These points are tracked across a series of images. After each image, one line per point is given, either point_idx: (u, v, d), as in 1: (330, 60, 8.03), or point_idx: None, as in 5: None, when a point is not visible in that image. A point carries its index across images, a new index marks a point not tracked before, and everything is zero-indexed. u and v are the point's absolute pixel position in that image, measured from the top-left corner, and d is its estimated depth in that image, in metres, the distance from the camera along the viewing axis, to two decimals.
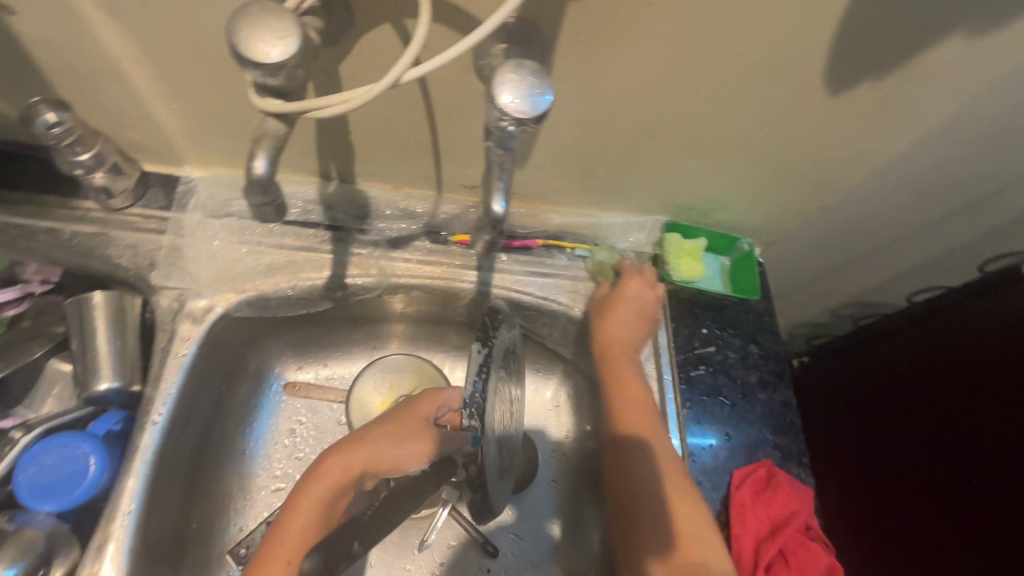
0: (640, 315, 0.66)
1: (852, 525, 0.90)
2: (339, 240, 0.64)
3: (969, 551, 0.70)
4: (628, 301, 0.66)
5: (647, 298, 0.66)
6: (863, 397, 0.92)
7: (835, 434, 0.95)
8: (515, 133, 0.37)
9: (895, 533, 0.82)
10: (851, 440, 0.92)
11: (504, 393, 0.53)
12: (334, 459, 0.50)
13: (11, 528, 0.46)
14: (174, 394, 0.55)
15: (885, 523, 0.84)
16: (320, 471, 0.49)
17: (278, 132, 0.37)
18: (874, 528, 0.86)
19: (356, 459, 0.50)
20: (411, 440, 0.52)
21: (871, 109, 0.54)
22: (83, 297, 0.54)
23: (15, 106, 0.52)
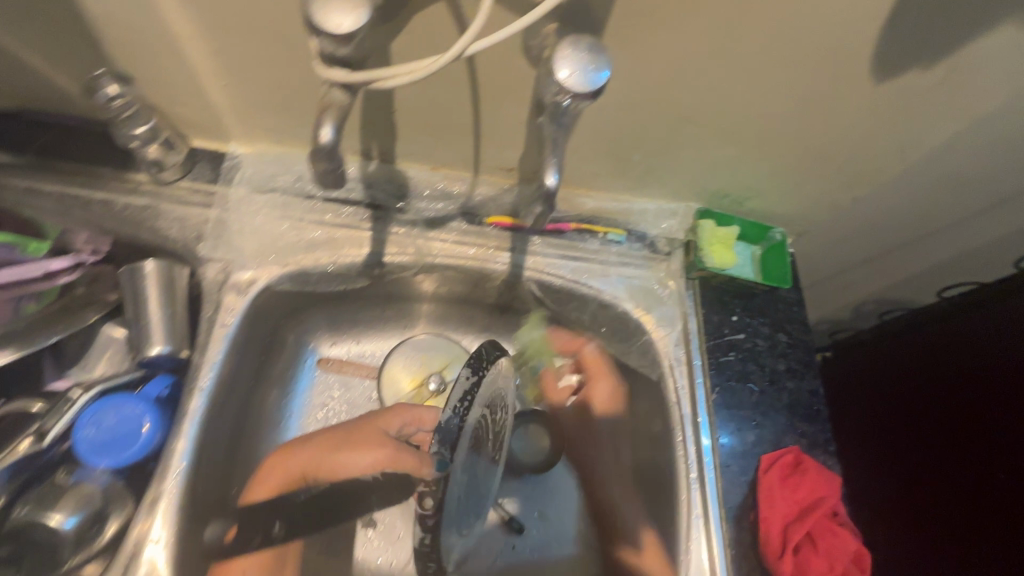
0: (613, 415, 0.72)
1: (876, 520, 0.91)
2: (378, 219, 0.66)
3: (983, 552, 0.73)
4: (595, 406, 0.72)
5: (608, 387, 0.73)
6: (871, 402, 0.95)
7: (853, 436, 0.97)
8: (570, 107, 0.38)
9: (909, 537, 0.85)
10: (875, 436, 0.93)
11: (486, 425, 0.54)
12: (282, 460, 0.60)
13: (71, 482, 0.49)
14: (220, 362, 0.57)
15: (899, 526, 0.87)
16: (274, 465, 0.60)
17: (343, 102, 0.38)
18: (889, 531, 0.88)
19: (306, 462, 0.60)
20: (351, 451, 0.60)
21: (915, 98, 0.54)
22: (135, 267, 0.57)
23: (76, 79, 0.54)
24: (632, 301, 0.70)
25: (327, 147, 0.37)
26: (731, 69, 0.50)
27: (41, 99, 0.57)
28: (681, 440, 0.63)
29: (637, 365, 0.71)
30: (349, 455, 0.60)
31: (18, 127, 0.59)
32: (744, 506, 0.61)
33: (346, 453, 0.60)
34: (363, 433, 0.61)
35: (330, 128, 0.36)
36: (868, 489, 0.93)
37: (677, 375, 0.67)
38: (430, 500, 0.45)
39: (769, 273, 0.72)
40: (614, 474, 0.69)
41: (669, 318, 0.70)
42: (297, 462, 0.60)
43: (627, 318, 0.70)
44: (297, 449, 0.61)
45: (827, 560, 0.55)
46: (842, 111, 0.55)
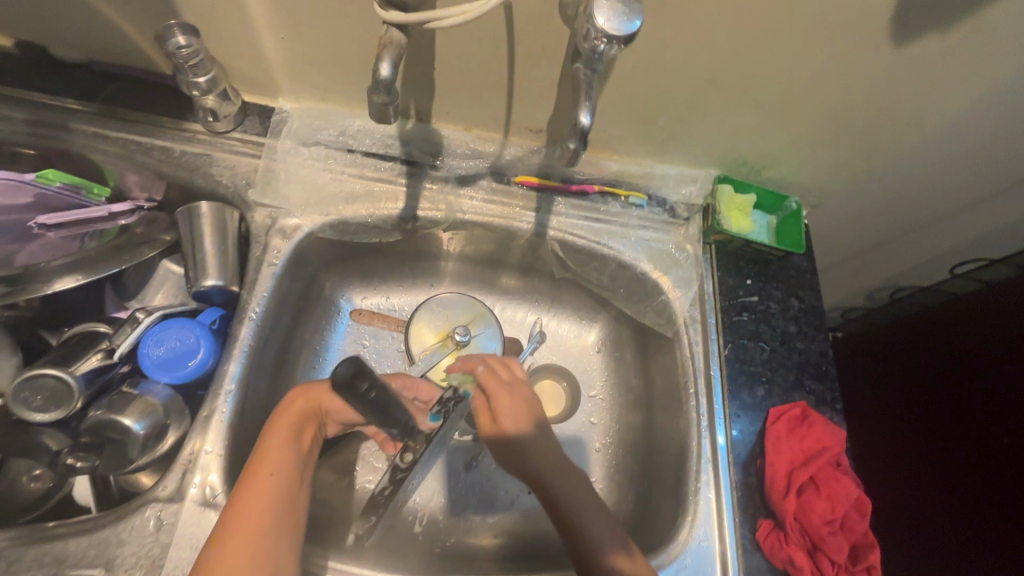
0: (531, 422, 0.57)
1: (891, 508, 0.91)
2: (413, 174, 0.70)
3: (997, 524, 0.74)
4: (507, 420, 0.56)
5: (522, 389, 0.59)
6: (883, 388, 0.97)
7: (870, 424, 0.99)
8: (605, 53, 0.42)
9: (922, 523, 0.85)
10: (887, 426, 0.95)
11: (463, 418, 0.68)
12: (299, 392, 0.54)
13: (136, 393, 0.54)
14: (268, 296, 0.62)
15: (911, 512, 0.87)
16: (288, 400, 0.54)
17: (400, 42, 0.42)
18: (900, 517, 0.89)
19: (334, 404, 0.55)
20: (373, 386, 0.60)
21: (932, 66, 0.56)
22: (191, 208, 0.62)
23: (144, 32, 0.59)
24: (650, 262, 0.73)
25: (385, 82, 0.41)
26: (755, 31, 0.53)
27: (112, 51, 0.62)
28: (693, 392, 0.67)
29: (652, 323, 0.74)
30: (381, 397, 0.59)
31: (88, 78, 0.65)
32: (752, 453, 0.64)
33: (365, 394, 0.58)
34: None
35: (388, 63, 0.41)
36: (882, 476, 0.94)
37: (692, 332, 0.70)
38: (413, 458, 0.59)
39: (783, 241, 0.74)
40: (574, 484, 0.56)
41: (685, 280, 0.73)
42: (323, 400, 0.54)
43: (644, 278, 0.73)
44: (314, 387, 0.55)
45: (828, 503, 0.58)
46: (861, 77, 0.58)
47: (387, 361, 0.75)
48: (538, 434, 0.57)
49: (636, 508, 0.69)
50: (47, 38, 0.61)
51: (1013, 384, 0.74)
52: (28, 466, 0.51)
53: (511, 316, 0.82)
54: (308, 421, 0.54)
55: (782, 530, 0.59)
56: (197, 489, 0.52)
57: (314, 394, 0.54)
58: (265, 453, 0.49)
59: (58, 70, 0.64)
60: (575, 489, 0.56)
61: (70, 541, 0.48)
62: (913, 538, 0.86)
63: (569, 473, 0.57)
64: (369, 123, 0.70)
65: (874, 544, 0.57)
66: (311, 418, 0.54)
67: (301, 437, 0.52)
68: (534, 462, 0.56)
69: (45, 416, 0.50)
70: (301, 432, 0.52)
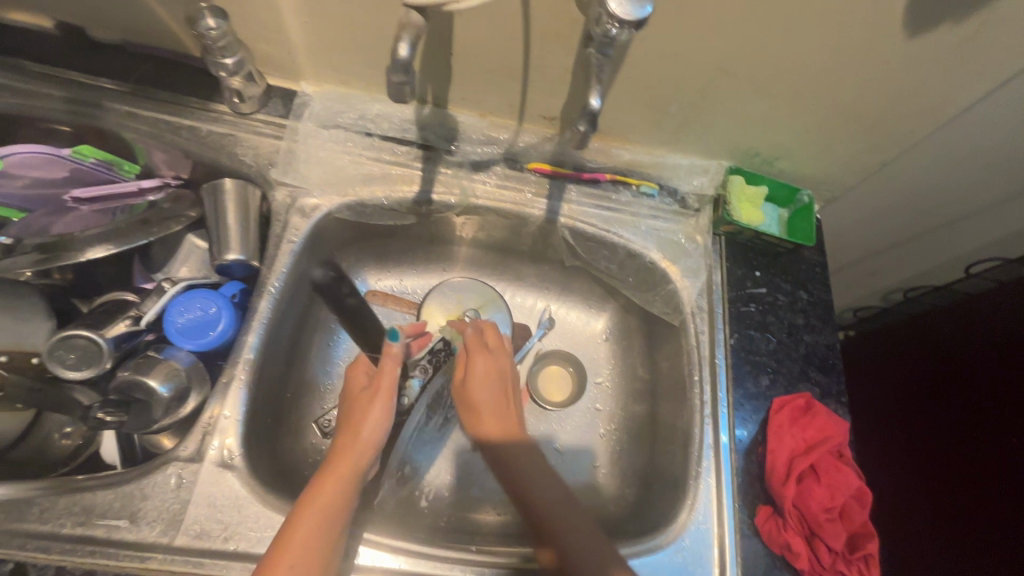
0: (500, 383, 0.63)
1: (898, 509, 0.91)
2: (428, 159, 0.72)
3: (1003, 523, 0.73)
4: (476, 373, 0.62)
5: (501, 359, 0.65)
6: (895, 390, 0.97)
7: (879, 423, 0.99)
8: (616, 37, 0.44)
9: (931, 524, 0.84)
10: (897, 425, 0.94)
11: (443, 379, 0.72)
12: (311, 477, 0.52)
13: (161, 357, 0.57)
14: (287, 271, 0.64)
15: (918, 511, 0.87)
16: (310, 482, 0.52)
17: (419, 24, 0.44)
18: (907, 517, 0.88)
19: (364, 459, 0.55)
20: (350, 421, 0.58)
21: (949, 57, 0.56)
22: (216, 184, 0.65)
23: (176, 15, 0.62)
24: (659, 252, 0.74)
25: (403, 62, 0.43)
26: (768, 19, 0.53)
27: (145, 33, 0.65)
28: (697, 380, 0.68)
29: (660, 312, 0.75)
30: (377, 408, 0.58)
31: (124, 59, 0.68)
32: (754, 441, 0.65)
33: (366, 424, 0.57)
34: (361, 427, 0.56)
35: (407, 44, 0.42)
36: (890, 475, 0.94)
37: (698, 321, 0.71)
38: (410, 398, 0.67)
39: (794, 233, 0.75)
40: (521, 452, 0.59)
41: (694, 270, 0.73)
42: (353, 462, 0.54)
43: (653, 267, 0.74)
44: (339, 455, 0.54)
45: (828, 491, 0.59)
46: (876, 66, 0.58)
47: None
48: (498, 393, 0.62)
49: (637, 492, 0.70)
50: (86, 20, 0.64)
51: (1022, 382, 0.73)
52: (59, 424, 0.57)
53: (521, 302, 0.83)
54: (348, 486, 0.52)
55: (780, 516, 0.60)
56: (215, 451, 0.55)
57: (352, 459, 0.54)
58: (294, 537, 0.47)
59: (96, 51, 0.67)
60: (526, 456, 0.59)
61: (98, 493, 0.51)
62: (918, 537, 0.86)
63: (519, 440, 0.60)
64: (387, 108, 0.72)
65: (872, 534, 0.58)
66: (332, 482, 0.52)
67: (341, 512, 0.51)
68: (489, 420, 0.60)
69: (78, 373, 0.53)
70: (341, 507, 0.51)
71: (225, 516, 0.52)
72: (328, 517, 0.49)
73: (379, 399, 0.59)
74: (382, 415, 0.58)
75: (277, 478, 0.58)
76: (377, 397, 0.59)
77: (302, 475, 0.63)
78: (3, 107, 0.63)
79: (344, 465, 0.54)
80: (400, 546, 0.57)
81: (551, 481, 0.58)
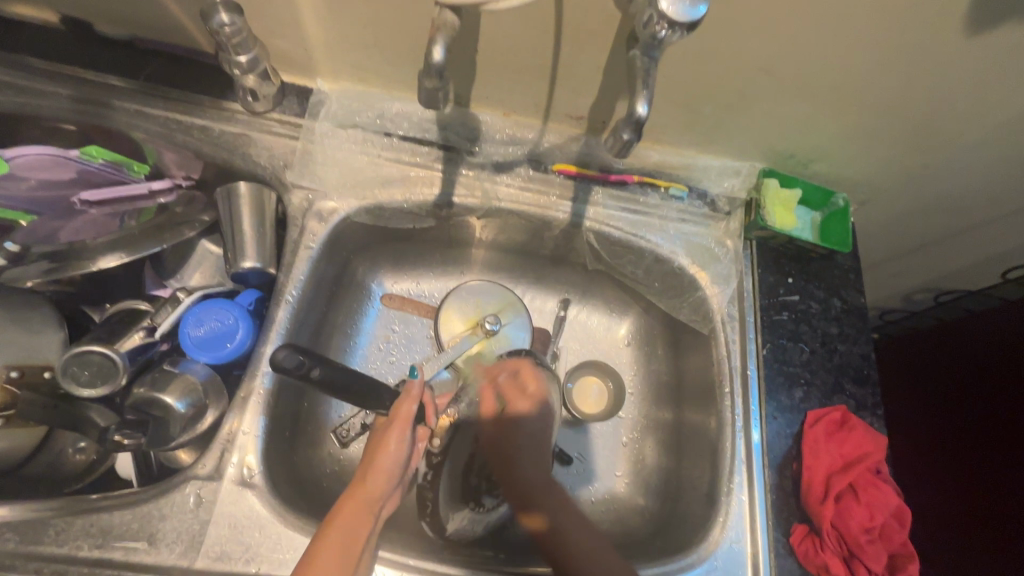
0: (543, 425, 0.62)
1: (921, 516, 0.89)
2: (449, 160, 0.69)
3: None
4: (524, 415, 0.61)
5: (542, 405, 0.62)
6: (922, 395, 0.94)
7: (904, 428, 0.96)
8: (664, 39, 0.42)
9: (957, 534, 0.83)
10: (923, 431, 0.92)
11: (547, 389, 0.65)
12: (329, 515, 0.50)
13: (177, 371, 0.56)
14: (304, 279, 0.62)
15: (942, 518, 0.85)
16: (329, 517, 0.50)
17: (454, 24, 0.41)
18: (929, 524, 0.87)
19: (379, 486, 0.53)
20: (369, 459, 0.55)
21: (1009, 56, 0.53)
22: (230, 186, 0.62)
23: (187, 10, 0.58)
24: (688, 257, 0.71)
25: (437, 66, 0.41)
26: (820, 17, 0.50)
27: (154, 28, 0.62)
28: (728, 392, 0.65)
29: (688, 319, 0.73)
30: (391, 439, 0.55)
31: (131, 55, 0.65)
32: (788, 456, 0.63)
33: (381, 455, 0.54)
34: (373, 471, 0.54)
35: (441, 47, 0.40)
36: (914, 481, 0.92)
37: (729, 330, 0.68)
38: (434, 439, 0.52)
39: (829, 238, 0.72)
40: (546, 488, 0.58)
41: (724, 276, 0.71)
42: (367, 491, 0.53)
43: (681, 273, 0.71)
44: (357, 486, 0.53)
45: (867, 510, 0.57)
46: (930, 68, 0.55)
47: (417, 347, 0.75)
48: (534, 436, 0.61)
49: (662, 506, 0.68)
50: (92, 13, 0.61)
51: None
52: (73, 439, 0.55)
53: (541, 306, 0.81)
54: (365, 516, 0.51)
55: (818, 536, 0.58)
56: (235, 469, 0.53)
57: (365, 493, 0.52)
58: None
59: (102, 47, 0.64)
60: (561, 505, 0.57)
61: (115, 513, 0.49)
62: (945, 547, 0.84)
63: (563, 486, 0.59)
64: (407, 107, 0.69)
65: (913, 555, 0.56)
66: (345, 522, 0.50)
67: (358, 538, 0.49)
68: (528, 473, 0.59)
69: (93, 392, 0.51)
70: (358, 534, 0.49)
71: (246, 537, 0.50)
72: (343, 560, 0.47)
73: (395, 427, 0.55)
74: (397, 453, 0.55)
75: (298, 494, 0.57)
76: (392, 431, 0.55)
77: (321, 489, 0.61)
78: (8, 106, 0.60)
79: (358, 494, 0.52)
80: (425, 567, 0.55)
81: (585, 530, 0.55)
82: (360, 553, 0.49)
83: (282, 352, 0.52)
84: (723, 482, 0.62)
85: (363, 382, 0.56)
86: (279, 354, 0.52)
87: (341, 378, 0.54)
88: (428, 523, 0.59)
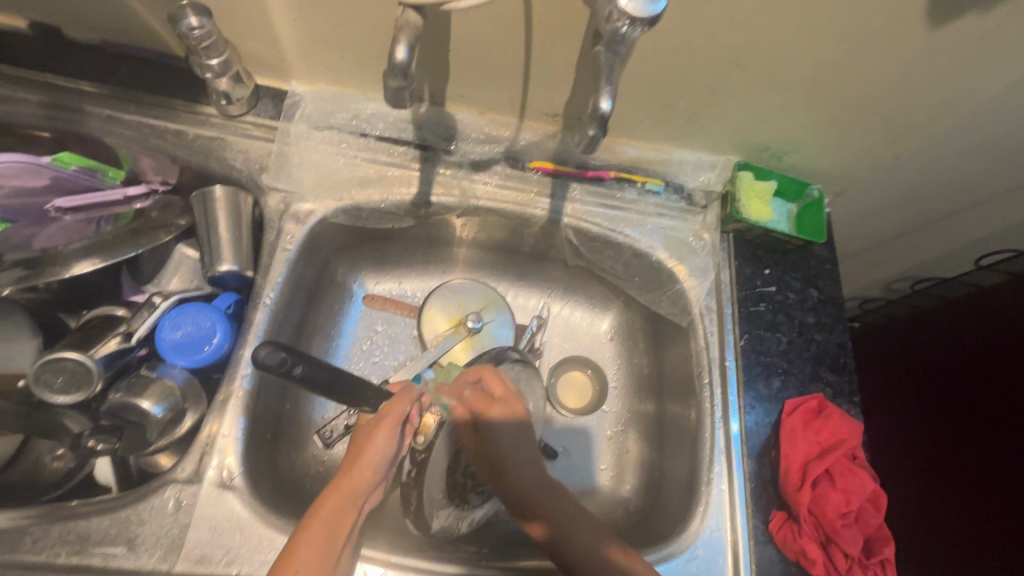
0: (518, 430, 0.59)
1: (900, 500, 0.91)
2: (427, 159, 0.69)
3: (1012, 520, 0.73)
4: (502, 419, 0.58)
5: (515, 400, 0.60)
6: (902, 383, 0.95)
7: (885, 412, 0.98)
8: (627, 35, 0.42)
9: (934, 516, 0.84)
10: (902, 416, 0.94)
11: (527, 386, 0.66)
12: (311, 513, 0.50)
13: (154, 376, 0.55)
14: (282, 281, 0.62)
15: (921, 501, 0.87)
16: (311, 512, 0.50)
17: (418, 23, 0.42)
18: (909, 507, 0.89)
19: (364, 480, 0.53)
20: (355, 456, 0.54)
21: (971, 47, 0.54)
22: (206, 191, 0.62)
23: (157, 13, 0.58)
24: (666, 251, 0.72)
25: (402, 65, 0.41)
26: (784, 13, 0.51)
27: (125, 32, 0.62)
28: (707, 382, 0.66)
29: (667, 312, 0.73)
30: (379, 434, 0.54)
31: (104, 60, 0.64)
32: (766, 445, 0.64)
33: (369, 447, 0.54)
34: (358, 470, 0.53)
35: (405, 47, 0.41)
36: (895, 467, 0.93)
37: (708, 322, 0.69)
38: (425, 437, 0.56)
39: (804, 229, 0.73)
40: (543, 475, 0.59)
41: (701, 268, 0.71)
42: (352, 484, 0.52)
43: (659, 267, 0.72)
44: (339, 481, 0.52)
45: (843, 495, 0.58)
46: (894, 60, 0.55)
47: (400, 347, 0.75)
48: (523, 442, 0.60)
49: (645, 498, 0.69)
50: (62, 18, 0.61)
51: None
52: (50, 447, 0.54)
53: (524, 304, 0.81)
54: (348, 513, 0.51)
55: (796, 522, 0.59)
56: (214, 471, 0.53)
57: (347, 491, 0.52)
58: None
59: (75, 52, 0.64)
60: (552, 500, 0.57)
61: (93, 519, 0.49)
62: (924, 529, 0.85)
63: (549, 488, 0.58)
64: (382, 107, 0.69)
65: (889, 538, 0.57)
66: (326, 519, 0.50)
67: (339, 531, 0.50)
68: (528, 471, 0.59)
69: (67, 398, 0.51)
70: (339, 527, 0.50)
71: (226, 539, 0.51)
72: (323, 560, 0.48)
73: (386, 422, 0.54)
74: (384, 451, 0.54)
75: (280, 495, 0.57)
76: (379, 426, 0.54)
77: (305, 489, 0.61)
78: None
79: (343, 486, 0.52)
80: (407, 563, 0.56)
81: (580, 517, 0.56)
82: (340, 546, 0.49)
83: (265, 348, 0.52)
84: (703, 472, 0.62)
85: (343, 382, 0.56)
86: (259, 352, 0.52)
87: (321, 376, 0.54)
88: (412, 521, 0.57)
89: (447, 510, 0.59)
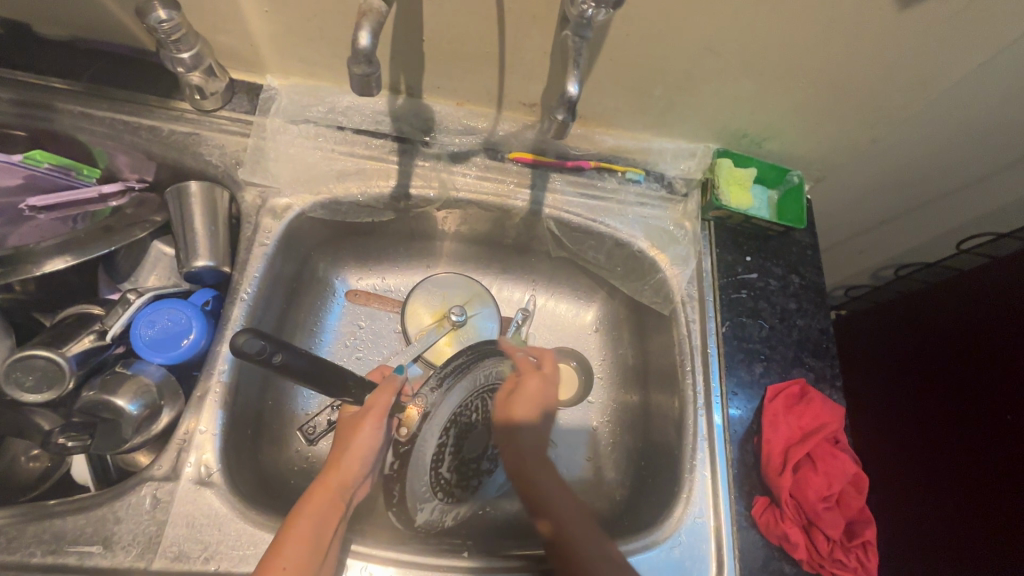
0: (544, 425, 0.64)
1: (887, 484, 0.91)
2: (405, 151, 0.69)
3: (994, 502, 0.73)
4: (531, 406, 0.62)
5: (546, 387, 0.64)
6: (889, 369, 0.95)
7: (872, 398, 0.98)
8: (592, 18, 0.43)
9: (922, 500, 0.84)
10: (890, 402, 0.94)
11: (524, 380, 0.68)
12: (300, 507, 0.50)
13: (130, 372, 0.55)
14: (260, 276, 0.62)
15: (907, 486, 0.87)
16: (301, 506, 0.50)
17: (382, 9, 0.42)
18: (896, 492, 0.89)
19: (352, 470, 0.53)
20: (345, 448, 0.54)
21: (939, 29, 0.54)
22: (181, 186, 0.62)
23: (125, 6, 0.57)
24: (647, 239, 0.72)
25: (365, 51, 0.41)
26: None
27: (94, 27, 0.61)
28: (689, 370, 0.66)
29: (649, 301, 0.73)
30: (367, 425, 0.54)
31: (75, 56, 0.64)
32: (749, 431, 0.64)
33: (355, 439, 0.54)
34: (348, 462, 0.53)
35: (367, 33, 0.41)
36: (882, 452, 0.94)
37: (689, 310, 0.69)
38: (407, 427, 0.52)
39: (784, 215, 0.73)
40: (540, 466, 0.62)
41: (683, 257, 0.72)
42: (339, 477, 0.53)
43: (641, 256, 0.72)
44: (326, 474, 0.53)
45: (825, 479, 0.58)
46: (864, 42, 0.56)
47: (383, 342, 0.75)
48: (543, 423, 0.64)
49: (631, 488, 0.69)
50: (29, 14, 0.60)
51: (1014, 362, 0.72)
52: (26, 447, 0.54)
53: (508, 296, 0.80)
54: (337, 503, 0.51)
55: (778, 507, 0.59)
56: (192, 468, 0.52)
57: (335, 483, 0.52)
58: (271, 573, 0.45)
59: (45, 49, 0.63)
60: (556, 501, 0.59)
61: (69, 518, 0.49)
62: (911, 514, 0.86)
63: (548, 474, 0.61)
64: (358, 100, 0.68)
65: (870, 519, 0.57)
66: (315, 513, 0.50)
67: (327, 525, 0.50)
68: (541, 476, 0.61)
69: (40, 397, 0.51)
70: (327, 522, 0.50)
71: (205, 536, 0.50)
72: (312, 552, 0.47)
73: (369, 416, 0.55)
74: (371, 441, 0.54)
75: (260, 491, 0.57)
76: (368, 416, 0.55)
77: (288, 486, 0.61)
78: None
79: (331, 479, 0.52)
80: (392, 556, 0.55)
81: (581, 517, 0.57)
82: (330, 537, 0.50)
83: (244, 336, 0.48)
84: (686, 459, 0.63)
85: (324, 372, 0.54)
86: (238, 337, 0.48)
87: (302, 365, 0.52)
88: (396, 515, 0.54)
89: (432, 503, 0.57)
